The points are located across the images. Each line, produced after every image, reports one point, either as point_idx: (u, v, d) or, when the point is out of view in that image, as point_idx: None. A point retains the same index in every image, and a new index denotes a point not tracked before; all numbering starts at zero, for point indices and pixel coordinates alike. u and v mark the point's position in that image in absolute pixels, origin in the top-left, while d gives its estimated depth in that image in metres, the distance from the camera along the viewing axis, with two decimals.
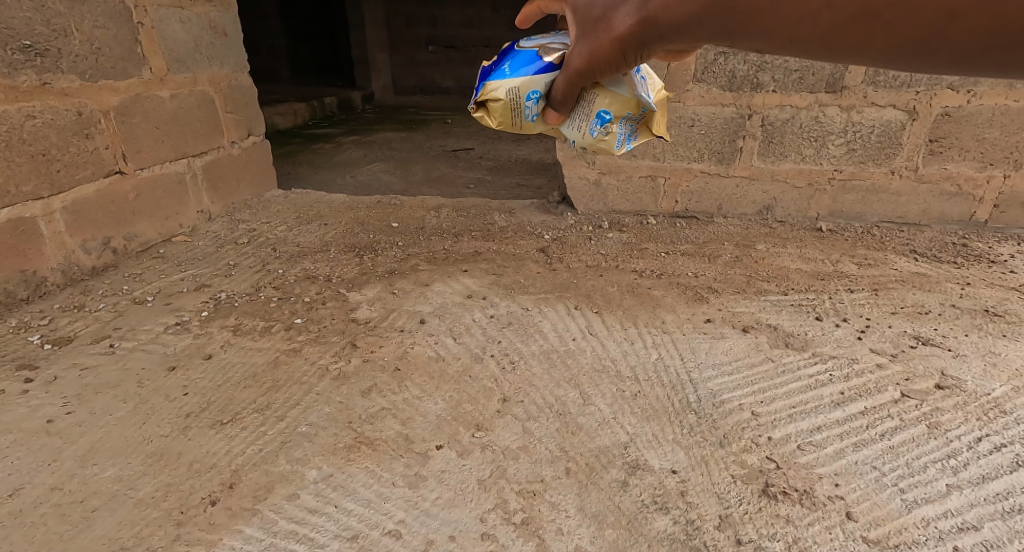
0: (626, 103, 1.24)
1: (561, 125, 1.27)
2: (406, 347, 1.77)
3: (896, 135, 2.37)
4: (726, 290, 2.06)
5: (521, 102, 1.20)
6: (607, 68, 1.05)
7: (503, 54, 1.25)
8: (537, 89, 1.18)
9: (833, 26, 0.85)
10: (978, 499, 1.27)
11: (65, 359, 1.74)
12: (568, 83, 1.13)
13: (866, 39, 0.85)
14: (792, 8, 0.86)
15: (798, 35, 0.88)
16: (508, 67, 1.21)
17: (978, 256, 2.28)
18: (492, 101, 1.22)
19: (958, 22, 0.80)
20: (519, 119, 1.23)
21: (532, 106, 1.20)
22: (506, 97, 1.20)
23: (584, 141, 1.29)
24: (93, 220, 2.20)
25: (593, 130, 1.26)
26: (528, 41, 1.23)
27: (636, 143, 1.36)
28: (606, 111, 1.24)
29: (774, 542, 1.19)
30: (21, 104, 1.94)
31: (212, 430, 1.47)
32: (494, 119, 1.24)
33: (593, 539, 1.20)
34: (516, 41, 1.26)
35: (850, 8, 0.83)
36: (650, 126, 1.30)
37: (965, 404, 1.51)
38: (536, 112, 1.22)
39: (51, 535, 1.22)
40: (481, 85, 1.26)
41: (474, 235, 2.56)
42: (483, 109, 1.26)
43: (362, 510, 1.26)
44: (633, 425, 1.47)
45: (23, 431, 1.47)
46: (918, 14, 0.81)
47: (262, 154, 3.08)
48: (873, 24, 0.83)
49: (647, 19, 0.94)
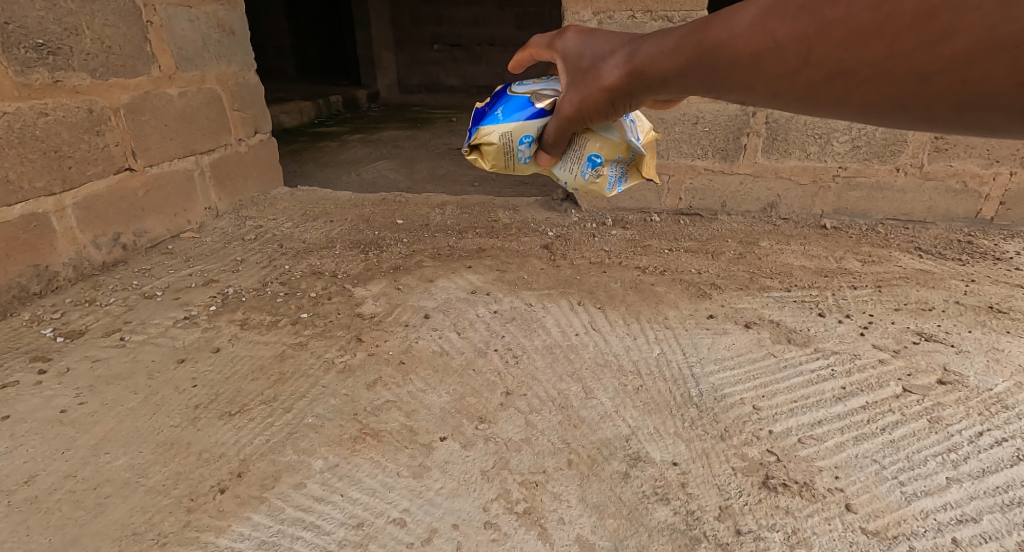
0: (616, 148, 1.23)
1: (553, 166, 1.27)
2: (410, 342, 1.80)
3: (901, 132, 2.38)
4: (729, 286, 2.08)
5: (514, 147, 1.20)
6: (597, 115, 1.04)
7: (495, 101, 1.26)
8: (530, 133, 1.19)
9: (811, 83, 0.80)
10: (978, 492, 1.28)
11: (77, 352, 1.77)
12: (559, 129, 1.13)
13: (843, 97, 0.79)
14: (771, 64, 0.81)
15: (778, 90, 0.83)
16: (501, 112, 1.22)
17: (983, 254, 2.28)
18: (485, 145, 1.21)
19: (930, 85, 0.72)
20: (512, 161, 1.23)
21: (524, 149, 1.20)
22: (499, 141, 1.20)
23: (575, 183, 1.28)
24: (104, 216, 2.24)
25: (584, 173, 1.26)
26: (520, 88, 1.24)
27: (627, 185, 1.34)
28: (596, 154, 1.23)
29: (773, 532, 1.20)
30: (34, 102, 1.97)
31: (221, 421, 1.50)
32: (487, 162, 1.23)
33: (594, 528, 1.22)
34: (507, 88, 1.27)
35: (824, 67, 0.78)
36: (640, 169, 1.29)
37: (967, 399, 1.52)
38: (528, 155, 1.22)
39: (66, 520, 1.25)
40: (475, 129, 1.26)
41: (478, 232, 2.58)
42: (477, 152, 1.26)
43: (367, 499, 1.29)
44: (634, 419, 1.49)
45: (37, 420, 1.50)
46: (890, 74, 0.74)
47: (269, 151, 3.11)
48: (849, 84, 0.77)
49: (635, 70, 0.95)
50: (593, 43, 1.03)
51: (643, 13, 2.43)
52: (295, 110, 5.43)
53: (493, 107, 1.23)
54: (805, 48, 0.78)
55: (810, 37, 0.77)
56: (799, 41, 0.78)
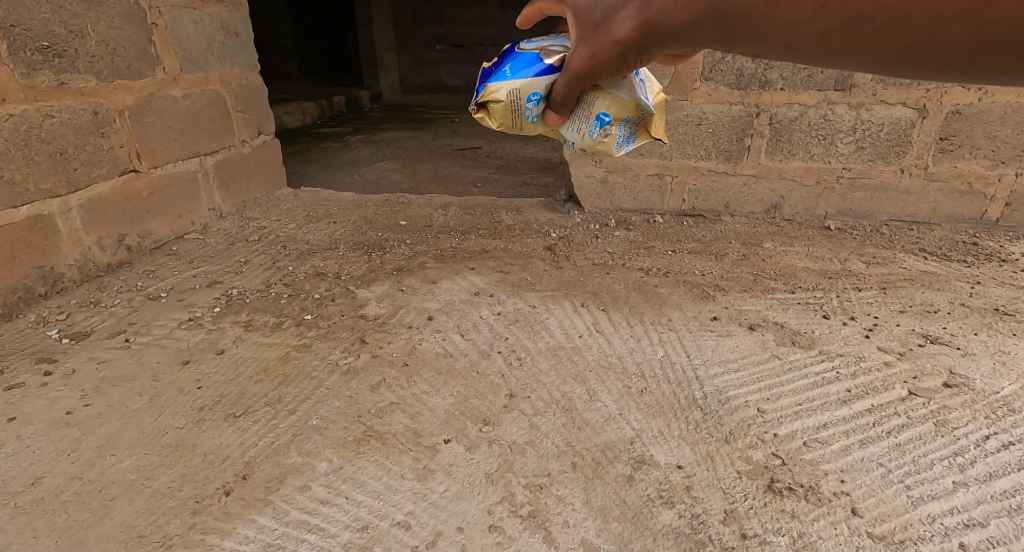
0: (625, 106, 1.24)
1: (561, 126, 1.28)
2: (413, 343, 1.80)
3: (905, 133, 2.37)
4: (733, 288, 2.07)
5: (522, 104, 1.22)
6: (607, 70, 1.04)
7: (501, 57, 1.27)
8: (538, 90, 1.20)
9: (826, 32, 0.85)
10: (985, 496, 1.28)
11: (82, 353, 1.78)
12: (568, 86, 1.12)
13: (858, 45, 0.85)
14: (787, 13, 0.86)
15: (793, 40, 0.88)
16: (509, 69, 1.23)
17: (989, 255, 2.28)
18: (494, 102, 1.23)
19: (945, 28, 0.80)
20: (520, 120, 1.25)
21: (532, 107, 1.22)
22: (507, 98, 1.22)
23: (583, 142, 1.29)
24: (108, 217, 2.24)
25: (592, 132, 1.27)
26: (528, 44, 1.25)
27: (636, 145, 1.36)
28: (605, 113, 1.24)
29: (778, 537, 1.20)
30: (40, 104, 1.98)
31: (225, 422, 1.50)
32: (495, 120, 1.26)
33: (599, 531, 1.22)
34: (514, 44, 1.28)
35: (841, 13, 0.83)
36: (649, 129, 1.30)
37: (973, 402, 1.52)
38: (536, 114, 1.24)
39: (73, 521, 1.25)
40: (483, 87, 1.27)
41: (481, 233, 2.58)
42: (485, 110, 1.28)
43: (372, 502, 1.29)
44: (639, 421, 1.49)
45: (43, 421, 1.51)
46: (908, 19, 0.81)
47: (272, 153, 3.11)
48: (865, 30, 0.83)
49: (648, 22, 0.94)
50: None
51: None
52: (297, 111, 5.43)
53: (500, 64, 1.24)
54: None
55: None
56: None
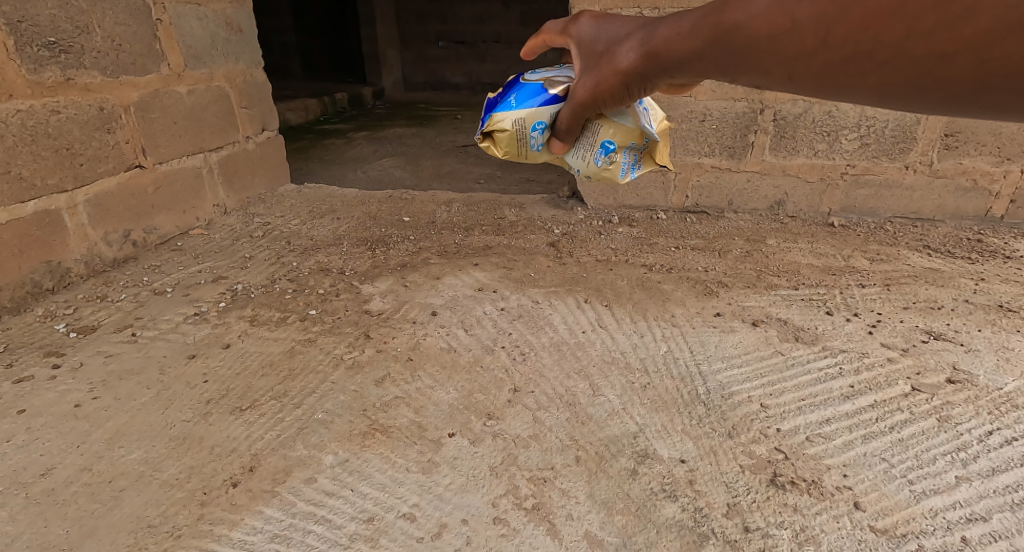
0: (630, 134, 1.24)
1: (566, 154, 1.28)
2: (418, 339, 1.81)
3: (911, 129, 2.36)
4: (736, 284, 2.07)
5: (527, 134, 1.20)
6: (611, 100, 1.07)
7: (506, 89, 1.26)
8: (543, 119, 1.19)
9: (827, 64, 0.85)
10: (987, 490, 1.28)
11: (89, 347, 1.79)
12: (574, 114, 1.14)
13: (859, 78, 0.84)
14: (788, 46, 0.86)
15: (795, 73, 0.88)
16: (513, 99, 1.22)
17: (993, 252, 2.27)
18: (499, 132, 1.21)
19: (947, 65, 0.78)
20: (525, 148, 1.23)
21: (537, 136, 1.21)
22: (512, 128, 1.20)
23: (588, 170, 1.29)
24: (114, 213, 2.25)
25: (597, 160, 1.26)
26: (532, 76, 1.25)
27: (641, 172, 1.35)
28: (610, 141, 1.24)
29: (781, 530, 1.21)
30: (47, 100, 1.99)
31: (232, 416, 1.51)
32: (500, 149, 1.23)
33: (603, 524, 1.23)
34: (518, 76, 1.27)
35: (841, 47, 0.83)
36: (654, 156, 1.29)
37: (977, 398, 1.52)
38: (541, 142, 1.23)
39: (83, 512, 1.26)
40: (487, 117, 1.25)
41: (484, 229, 2.59)
42: (489, 139, 1.26)
43: (378, 494, 1.30)
44: (642, 416, 1.50)
45: (51, 414, 1.52)
46: (909, 55, 0.79)
47: (276, 149, 3.12)
48: (866, 64, 0.82)
49: (650, 53, 0.98)
50: (608, 28, 1.06)
51: (651, 10, 2.41)
52: (300, 107, 5.44)
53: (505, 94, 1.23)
54: (823, 29, 0.83)
55: (829, 19, 0.82)
56: (818, 22, 0.83)
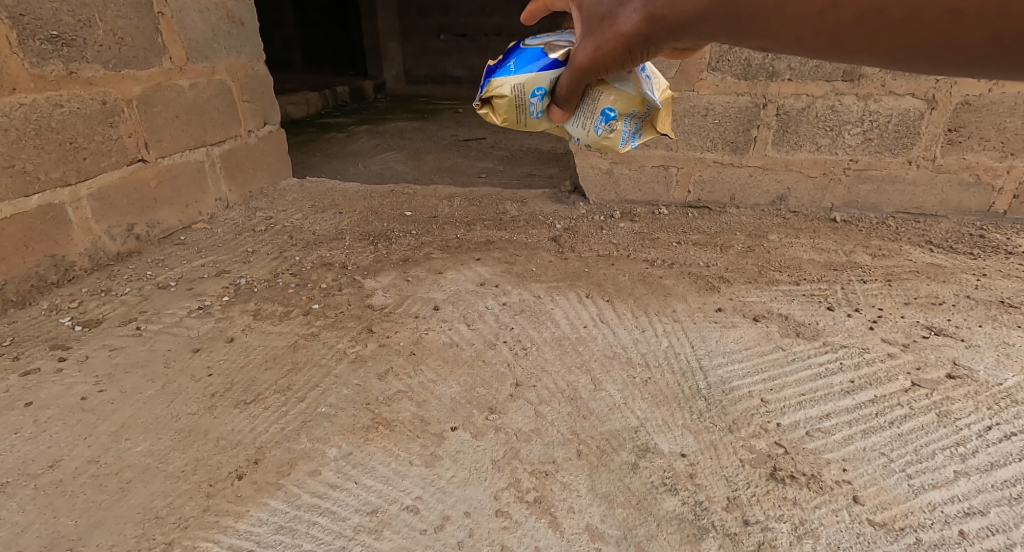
0: (631, 101, 1.26)
1: (565, 123, 1.29)
2: (420, 333, 1.82)
3: (914, 124, 2.33)
4: (738, 279, 2.08)
5: (526, 101, 1.22)
6: (612, 64, 1.05)
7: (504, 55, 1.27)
8: (541, 85, 1.21)
9: (837, 25, 0.88)
10: (985, 485, 1.29)
11: (95, 340, 1.80)
12: (573, 80, 1.13)
13: (869, 38, 0.88)
14: (798, 8, 0.89)
15: (802, 35, 0.91)
16: (512, 66, 1.23)
17: (995, 247, 2.26)
18: (497, 98, 1.23)
19: (957, 23, 0.83)
20: (524, 116, 1.24)
21: (536, 103, 1.22)
22: (511, 94, 1.22)
23: (588, 139, 1.30)
24: (118, 207, 2.27)
25: (597, 128, 1.27)
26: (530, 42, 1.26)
27: (641, 142, 1.37)
28: (611, 108, 1.25)
29: (780, 523, 1.22)
30: (49, 93, 1.99)
31: (236, 409, 1.52)
32: (499, 115, 1.25)
33: (603, 517, 1.24)
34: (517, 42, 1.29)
35: (854, 7, 0.86)
36: (655, 124, 1.31)
37: (976, 393, 1.52)
38: (540, 109, 1.24)
39: (91, 503, 1.28)
40: (486, 84, 1.27)
41: (486, 224, 2.59)
42: (488, 106, 1.28)
43: (381, 487, 1.31)
44: (643, 411, 1.50)
45: (58, 407, 1.54)
46: (920, 12, 0.83)
47: (278, 143, 3.12)
48: (876, 24, 0.86)
49: (655, 15, 0.95)
50: None
51: None
52: (302, 101, 5.44)
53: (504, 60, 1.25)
54: None
55: None
56: None
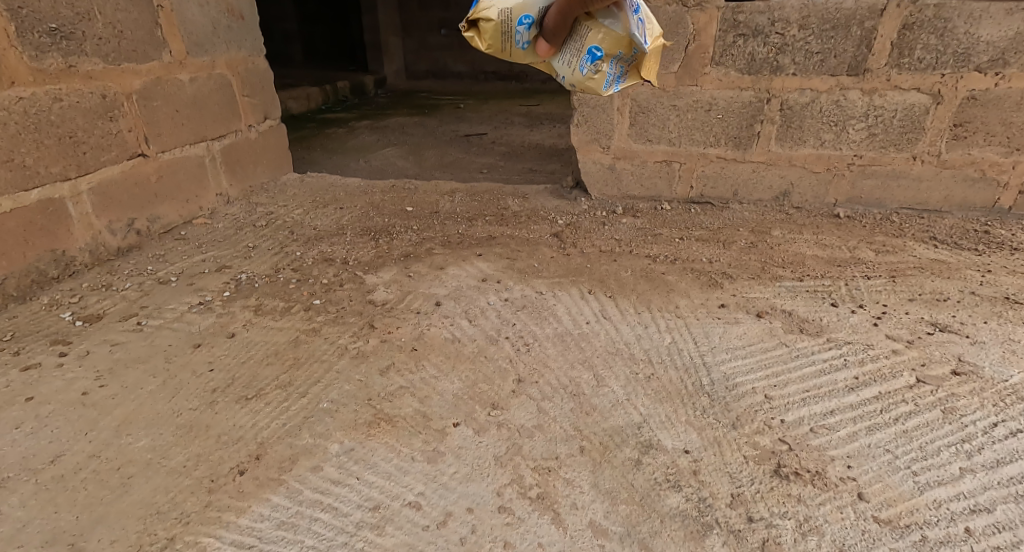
0: (618, 41, 1.25)
1: (553, 58, 1.29)
2: (422, 329, 1.81)
3: (919, 119, 2.32)
4: (741, 275, 2.07)
5: (512, 27, 1.20)
6: None
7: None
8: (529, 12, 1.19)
9: None
10: (991, 482, 1.28)
11: (96, 335, 1.80)
12: (560, 12, 1.14)
13: None
14: None
15: None
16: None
17: (1000, 243, 2.24)
18: (484, 22, 1.21)
19: None
20: (509, 45, 1.22)
21: (523, 31, 1.20)
22: (498, 19, 1.20)
23: (573, 77, 1.30)
24: (117, 202, 2.26)
25: (582, 66, 1.27)
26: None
27: (625, 87, 1.38)
28: (597, 47, 1.25)
29: (785, 520, 1.21)
30: (49, 87, 1.99)
31: (238, 404, 1.52)
32: (484, 41, 1.23)
33: (607, 513, 1.24)
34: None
35: None
36: (640, 70, 1.31)
37: (982, 390, 1.51)
38: (527, 40, 1.21)
39: (92, 498, 1.28)
40: (475, 5, 1.24)
41: (488, 219, 2.58)
42: (475, 31, 1.25)
43: (383, 482, 1.31)
44: (646, 407, 1.50)
45: (59, 402, 1.53)
46: None
47: (278, 138, 3.11)
48: None
49: None
50: None
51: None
52: (302, 96, 5.43)
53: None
54: None
55: None
56: None
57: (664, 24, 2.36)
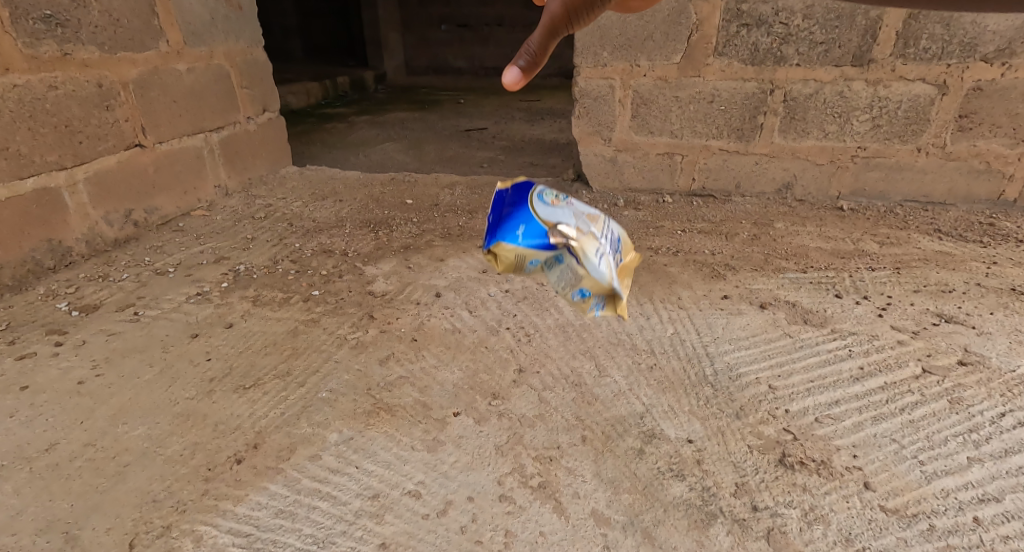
0: (602, 286, 1.40)
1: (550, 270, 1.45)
2: (422, 319, 1.79)
3: (924, 110, 2.30)
4: (744, 267, 2.05)
5: (521, 266, 1.40)
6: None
7: (516, 204, 1.40)
8: (536, 259, 1.38)
9: None
10: (999, 472, 1.26)
11: (92, 325, 1.78)
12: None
13: None
14: None
15: None
16: (521, 232, 1.37)
17: (1006, 235, 2.22)
18: (500, 256, 1.38)
19: None
20: (519, 270, 1.42)
21: (532, 268, 1.40)
22: (514, 260, 1.38)
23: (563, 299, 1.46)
24: (114, 192, 2.24)
25: (571, 298, 1.43)
26: (538, 204, 1.40)
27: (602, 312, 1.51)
28: (585, 290, 1.41)
29: (790, 509, 1.20)
30: (44, 75, 1.96)
31: (236, 394, 1.50)
32: (499, 267, 1.41)
33: (609, 502, 1.22)
34: (529, 195, 1.41)
35: None
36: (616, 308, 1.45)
37: (989, 380, 1.50)
38: (534, 269, 1.42)
39: (88, 486, 1.26)
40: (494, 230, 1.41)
41: (488, 212, 2.57)
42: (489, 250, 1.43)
43: (383, 471, 1.29)
44: (649, 397, 1.48)
45: (55, 391, 1.51)
46: None
47: (278, 130, 3.09)
48: None
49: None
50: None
51: None
52: (302, 90, 5.40)
53: (514, 223, 1.38)
54: None
55: None
56: None
57: (667, 14, 2.34)
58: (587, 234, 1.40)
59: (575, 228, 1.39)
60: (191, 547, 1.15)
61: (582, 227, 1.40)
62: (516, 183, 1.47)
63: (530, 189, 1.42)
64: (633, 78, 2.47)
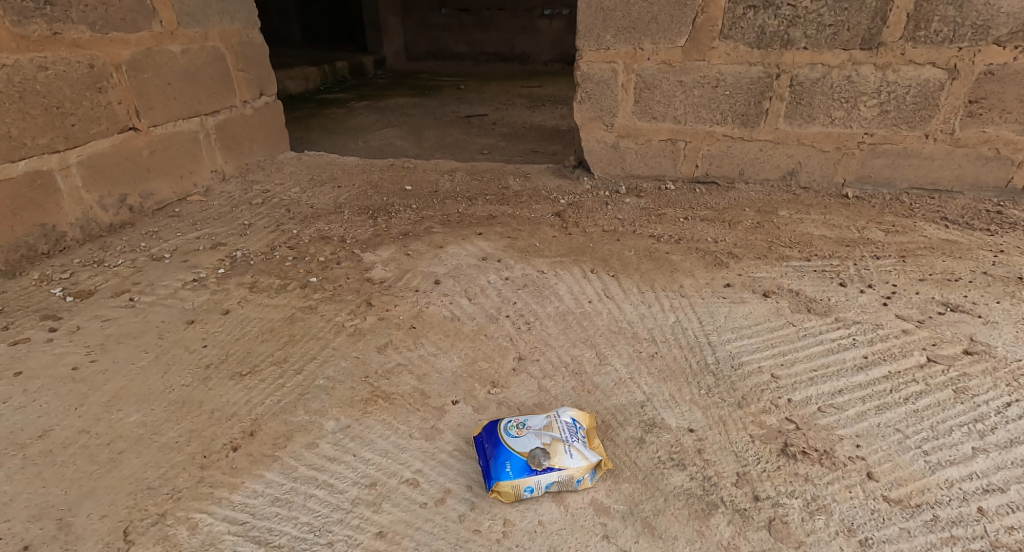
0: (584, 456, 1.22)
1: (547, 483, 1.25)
2: (420, 307, 1.77)
3: (933, 95, 2.26)
4: (747, 255, 2.02)
5: (517, 490, 1.17)
6: None
7: (494, 443, 1.23)
8: (533, 484, 1.17)
9: None
10: (1005, 462, 1.25)
11: (86, 311, 1.75)
12: None
13: None
14: None
15: None
16: (509, 465, 1.18)
17: (1013, 223, 2.19)
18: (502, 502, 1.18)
19: None
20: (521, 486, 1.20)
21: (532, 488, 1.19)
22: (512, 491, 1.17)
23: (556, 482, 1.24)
24: (108, 176, 2.20)
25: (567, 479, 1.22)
26: (509, 437, 1.22)
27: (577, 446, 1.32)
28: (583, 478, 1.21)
29: (792, 499, 1.18)
30: (33, 55, 1.93)
31: (232, 381, 1.48)
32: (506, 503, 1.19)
33: (609, 492, 1.21)
34: (500, 433, 1.24)
35: None
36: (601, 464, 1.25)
37: (995, 370, 1.48)
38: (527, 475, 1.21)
39: (81, 473, 1.24)
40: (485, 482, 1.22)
41: (489, 198, 2.54)
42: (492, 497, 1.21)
43: (380, 459, 1.27)
44: (650, 386, 1.46)
45: (48, 377, 1.49)
46: None
47: (275, 115, 3.04)
48: None
49: None
50: None
51: None
52: (301, 75, 5.37)
53: (499, 460, 1.19)
54: None
55: None
56: None
57: None
58: (561, 436, 1.22)
59: (546, 433, 1.23)
60: (186, 535, 1.13)
61: (549, 426, 1.24)
62: (487, 426, 1.30)
63: (499, 423, 1.27)
64: (636, 62, 2.43)
